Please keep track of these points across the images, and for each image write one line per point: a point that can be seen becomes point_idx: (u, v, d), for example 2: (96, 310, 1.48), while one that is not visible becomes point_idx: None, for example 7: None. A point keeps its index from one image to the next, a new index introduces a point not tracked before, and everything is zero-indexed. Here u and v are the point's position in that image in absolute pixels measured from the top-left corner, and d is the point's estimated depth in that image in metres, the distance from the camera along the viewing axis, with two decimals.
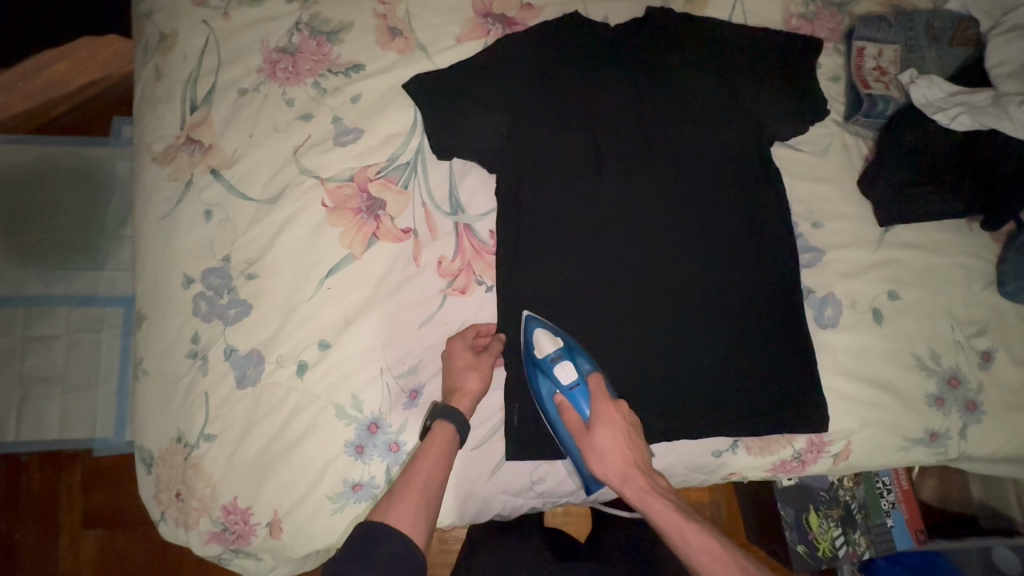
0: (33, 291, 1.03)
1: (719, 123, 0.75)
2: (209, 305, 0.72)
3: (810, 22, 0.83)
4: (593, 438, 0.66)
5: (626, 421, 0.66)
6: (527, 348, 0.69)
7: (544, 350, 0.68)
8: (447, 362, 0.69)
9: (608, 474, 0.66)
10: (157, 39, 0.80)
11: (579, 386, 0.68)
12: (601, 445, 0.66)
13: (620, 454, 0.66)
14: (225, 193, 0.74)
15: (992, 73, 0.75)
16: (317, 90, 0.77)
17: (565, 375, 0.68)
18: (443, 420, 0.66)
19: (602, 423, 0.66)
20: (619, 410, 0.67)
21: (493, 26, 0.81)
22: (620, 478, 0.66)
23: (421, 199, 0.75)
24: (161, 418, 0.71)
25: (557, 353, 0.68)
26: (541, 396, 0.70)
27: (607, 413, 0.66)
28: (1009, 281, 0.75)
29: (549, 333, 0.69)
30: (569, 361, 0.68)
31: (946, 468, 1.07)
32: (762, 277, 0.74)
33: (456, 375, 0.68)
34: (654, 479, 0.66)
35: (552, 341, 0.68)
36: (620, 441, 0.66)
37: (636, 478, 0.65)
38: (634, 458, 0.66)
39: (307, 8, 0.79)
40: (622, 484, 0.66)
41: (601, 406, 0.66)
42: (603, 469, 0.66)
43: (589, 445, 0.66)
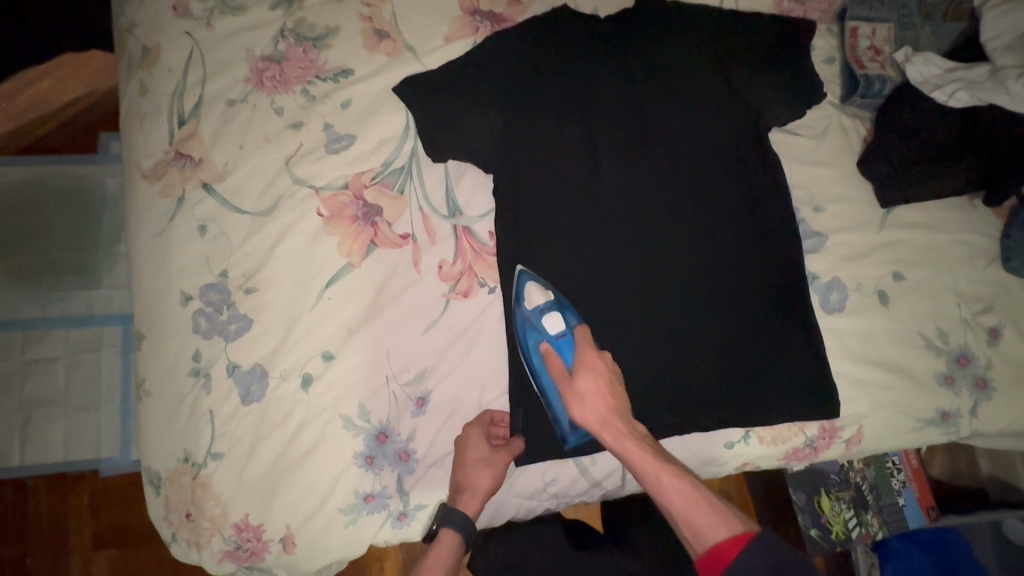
0: (29, 314, 1.02)
1: (715, 112, 0.74)
2: (209, 322, 0.70)
3: (801, 4, 0.82)
4: (576, 381, 0.64)
5: (608, 369, 0.65)
6: (519, 300, 0.69)
7: (534, 301, 0.68)
8: (460, 452, 0.69)
9: (586, 416, 0.63)
10: (139, 53, 0.78)
11: (566, 336, 0.67)
12: (584, 386, 0.63)
13: (602, 397, 0.63)
14: (218, 207, 0.73)
15: (989, 46, 0.74)
16: (306, 98, 0.76)
17: (553, 324, 0.67)
18: (446, 526, 0.66)
19: (587, 367, 0.64)
20: (602, 358, 0.65)
21: (481, 23, 0.79)
22: (599, 421, 0.62)
23: (418, 203, 0.74)
24: (166, 439, 0.70)
25: (547, 305, 0.68)
26: (526, 345, 0.69)
27: (591, 358, 0.65)
28: (1014, 256, 0.74)
29: (541, 286, 0.69)
30: (558, 314, 0.68)
31: (955, 444, 1.07)
32: (765, 264, 0.73)
33: (470, 470, 0.68)
34: (632, 423, 0.63)
35: (543, 294, 0.69)
36: (602, 385, 0.64)
37: (616, 421, 0.62)
38: (616, 400, 0.63)
39: (291, 15, 0.78)
40: (599, 426, 0.62)
41: (585, 353, 0.65)
42: (581, 410, 0.63)
43: (570, 388, 0.64)
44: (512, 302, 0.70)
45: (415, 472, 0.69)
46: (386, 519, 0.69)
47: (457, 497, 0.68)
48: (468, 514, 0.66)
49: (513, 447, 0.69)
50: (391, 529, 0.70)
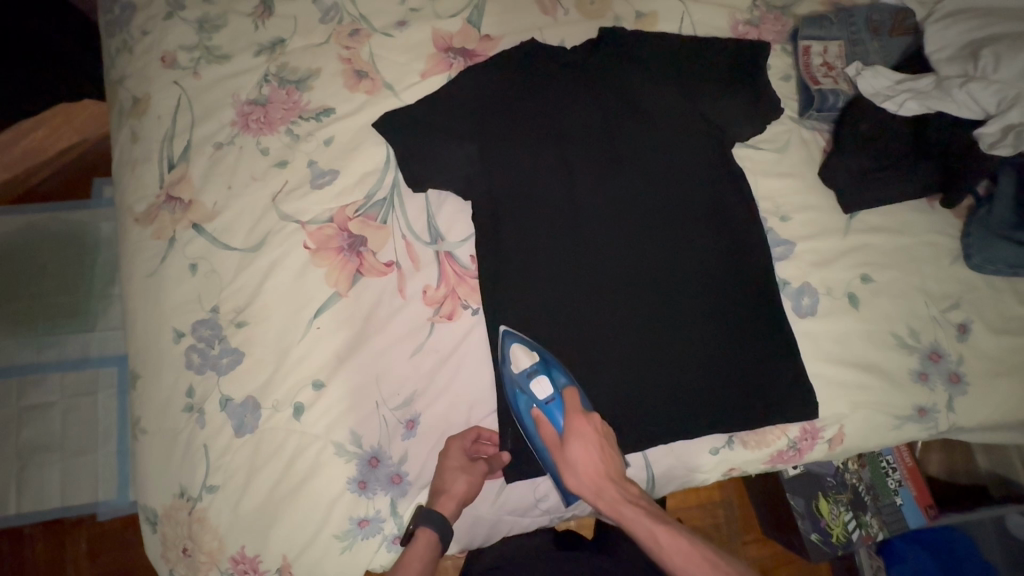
0: (26, 360, 1.03)
1: (682, 132, 0.78)
2: (201, 356, 0.72)
3: (756, 27, 0.86)
4: (566, 450, 0.68)
5: (598, 433, 0.68)
6: (505, 365, 0.71)
7: (521, 365, 0.70)
8: (440, 460, 0.70)
9: (581, 484, 0.68)
10: (130, 103, 0.82)
11: (555, 399, 0.71)
12: (575, 455, 0.68)
13: (593, 465, 0.68)
14: (208, 246, 0.76)
15: (933, 57, 0.79)
16: (291, 137, 0.79)
17: (542, 390, 0.70)
18: (423, 526, 0.66)
19: (575, 434, 0.68)
20: (591, 422, 0.69)
21: (455, 59, 0.83)
22: (593, 490, 0.68)
23: (401, 232, 0.77)
24: (162, 475, 0.71)
25: (533, 368, 0.70)
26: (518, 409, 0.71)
27: (579, 425, 0.68)
28: (975, 253, 0.77)
29: (526, 347, 0.71)
30: (545, 376, 0.70)
31: (948, 441, 1.08)
32: (738, 274, 0.76)
33: (447, 475, 0.69)
34: (625, 487, 0.68)
35: (530, 357, 0.70)
36: (593, 452, 0.68)
37: (608, 489, 0.67)
38: (607, 467, 0.68)
39: (274, 60, 0.82)
40: (595, 494, 0.68)
41: (574, 420, 0.69)
42: (577, 480, 0.68)
43: (563, 456, 0.68)
44: (501, 365, 0.72)
45: (408, 494, 0.70)
46: (381, 543, 0.70)
47: (434, 500, 0.68)
48: (446, 517, 0.67)
49: (494, 464, 0.71)
50: (386, 553, 0.70)
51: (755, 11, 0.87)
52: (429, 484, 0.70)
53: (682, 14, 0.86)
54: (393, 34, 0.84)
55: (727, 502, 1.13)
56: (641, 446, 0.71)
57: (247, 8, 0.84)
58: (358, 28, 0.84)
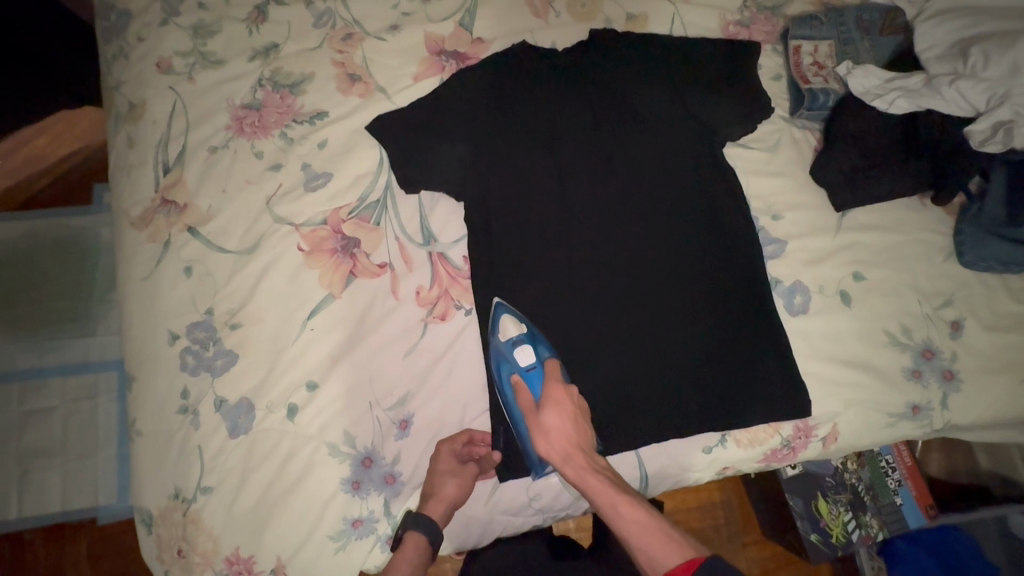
0: (26, 365, 1.04)
1: (672, 131, 0.79)
2: (196, 358, 0.73)
3: (746, 28, 0.87)
4: (541, 415, 0.67)
5: (575, 403, 0.68)
6: (493, 332, 0.72)
7: (508, 333, 0.71)
8: (431, 465, 0.71)
9: (550, 449, 0.66)
10: (126, 108, 0.83)
11: (536, 369, 0.71)
12: (548, 420, 0.67)
13: (564, 431, 0.66)
14: (203, 248, 0.76)
15: (923, 56, 0.79)
16: (284, 141, 0.80)
17: (524, 357, 0.71)
18: (412, 531, 0.67)
19: (551, 401, 0.68)
20: (570, 393, 0.68)
21: (447, 62, 0.84)
22: (560, 456, 0.66)
23: (394, 233, 0.77)
24: (157, 476, 0.72)
25: (520, 337, 0.71)
26: (499, 376, 0.72)
27: (557, 393, 0.68)
28: (966, 251, 0.77)
29: (515, 319, 0.72)
30: (530, 346, 0.71)
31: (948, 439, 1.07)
32: (730, 272, 0.76)
33: (436, 479, 0.69)
34: (593, 458, 0.66)
35: (517, 326, 0.71)
36: (567, 419, 0.67)
37: (576, 457, 0.65)
38: (579, 435, 0.66)
39: (268, 64, 0.83)
40: (562, 461, 0.66)
41: (553, 387, 0.69)
42: (546, 444, 0.66)
43: (537, 420, 0.67)
44: (488, 331, 0.73)
45: (401, 495, 0.71)
46: (375, 543, 0.70)
47: (423, 504, 0.69)
48: (437, 521, 0.68)
49: (484, 464, 0.72)
50: (379, 553, 0.70)
51: (745, 11, 0.88)
52: (421, 485, 0.71)
53: (672, 15, 0.86)
54: (385, 38, 0.84)
55: (727, 504, 1.12)
56: (634, 444, 0.72)
57: (241, 14, 0.85)
58: (351, 32, 0.84)
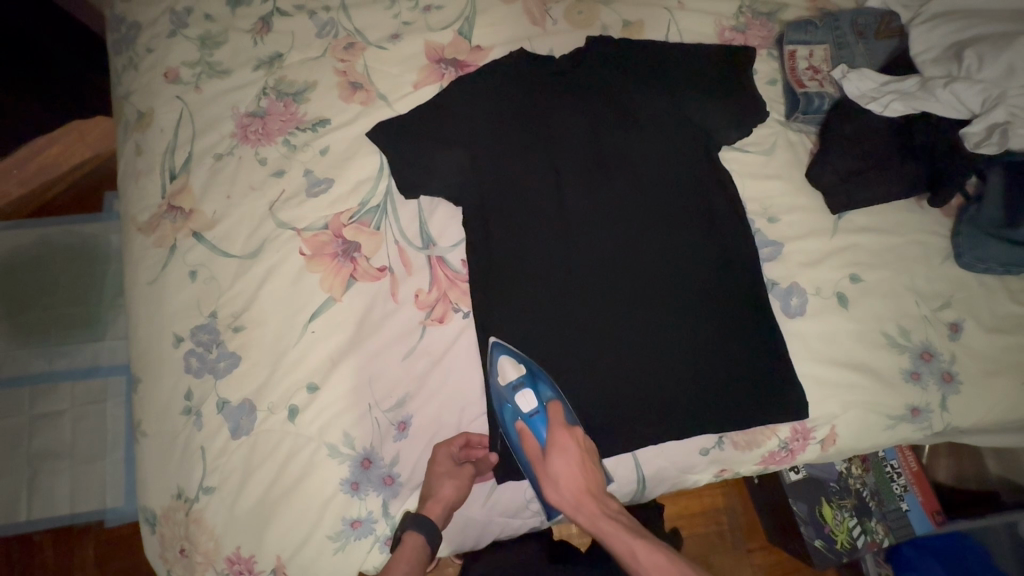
0: (37, 369, 1.06)
1: (669, 136, 0.80)
2: (200, 360, 0.74)
3: (742, 33, 0.88)
4: (548, 463, 0.70)
5: (580, 448, 0.70)
6: (493, 376, 0.72)
7: (507, 377, 0.72)
8: (428, 467, 0.71)
9: (562, 497, 0.70)
10: (135, 117, 0.85)
11: (539, 413, 0.72)
12: (556, 468, 0.70)
13: (574, 479, 0.69)
14: (207, 253, 0.78)
15: (918, 59, 0.80)
16: (288, 147, 0.82)
17: (526, 403, 0.72)
18: (411, 530, 0.67)
19: (557, 448, 0.70)
20: (574, 437, 0.70)
21: (446, 70, 0.86)
22: (573, 503, 0.69)
23: (394, 238, 0.78)
24: (161, 476, 0.73)
25: (520, 381, 0.71)
26: (503, 421, 0.73)
27: (561, 439, 0.70)
28: (965, 252, 0.77)
29: (514, 360, 0.72)
30: (531, 390, 0.72)
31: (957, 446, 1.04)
32: (726, 275, 0.76)
33: (434, 481, 0.70)
34: (603, 500, 0.69)
35: (516, 369, 0.72)
36: (574, 466, 0.69)
37: (587, 503, 0.69)
38: (588, 481, 0.69)
39: (272, 74, 0.85)
40: (575, 508, 0.69)
41: (557, 433, 0.70)
42: (557, 492, 0.70)
43: (545, 469, 0.70)
44: (488, 375, 0.73)
45: (399, 495, 0.72)
46: (373, 544, 0.71)
47: (422, 505, 0.69)
48: (435, 521, 0.68)
49: (481, 466, 0.73)
50: (378, 554, 0.71)
51: (741, 17, 0.89)
52: (420, 487, 0.71)
53: (668, 22, 0.87)
54: (386, 47, 0.86)
55: (730, 510, 1.11)
56: (630, 446, 0.72)
57: (247, 25, 0.88)
58: (353, 42, 0.86)
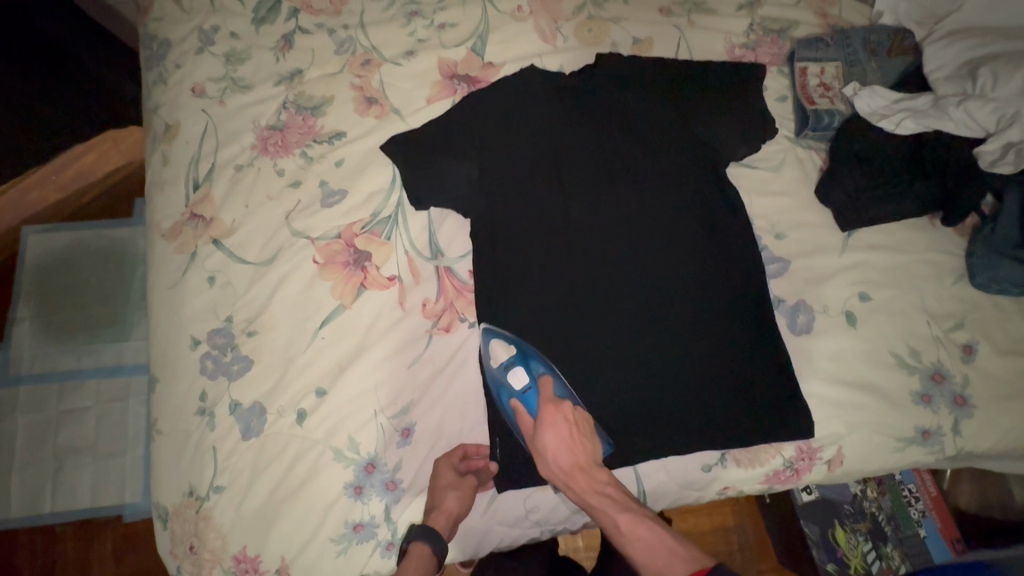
0: (66, 366, 1.11)
1: (674, 150, 0.80)
2: (214, 363, 0.77)
3: (752, 50, 0.88)
4: (538, 439, 0.70)
5: (569, 421, 0.70)
6: (486, 359, 0.74)
7: (498, 358, 0.73)
8: (431, 480, 0.72)
9: (553, 473, 0.69)
10: (162, 129, 0.89)
11: (531, 390, 0.72)
12: (545, 444, 0.69)
13: (562, 453, 0.69)
14: (225, 259, 0.81)
15: (932, 77, 0.79)
16: (305, 159, 0.85)
17: (518, 380, 0.72)
18: (418, 543, 0.68)
19: (547, 423, 0.70)
20: (564, 411, 0.70)
21: (459, 85, 0.88)
22: (563, 478, 0.69)
23: (403, 247, 0.80)
24: (173, 474, 0.76)
25: (510, 360, 0.73)
26: (499, 401, 0.74)
27: (550, 414, 0.70)
28: (979, 272, 0.76)
29: (504, 342, 0.74)
30: (521, 367, 0.73)
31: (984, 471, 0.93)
32: (732, 291, 0.76)
33: (438, 494, 0.71)
34: (593, 475, 0.68)
35: (506, 350, 0.73)
36: (562, 439, 0.69)
37: (576, 478, 0.68)
38: (577, 456, 0.68)
39: (292, 89, 0.88)
40: (565, 483, 0.68)
41: (547, 407, 0.70)
42: (547, 467, 0.69)
43: (535, 444, 0.70)
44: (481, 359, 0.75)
45: (401, 501, 0.73)
46: (375, 549, 0.72)
47: (428, 517, 0.71)
48: (439, 533, 0.69)
49: (482, 476, 0.74)
50: (380, 559, 0.72)
51: (751, 35, 0.89)
52: (423, 498, 0.72)
53: (678, 39, 0.88)
54: (401, 63, 0.89)
55: (740, 531, 1.09)
56: (632, 460, 0.72)
57: (270, 42, 0.92)
58: (370, 58, 0.90)
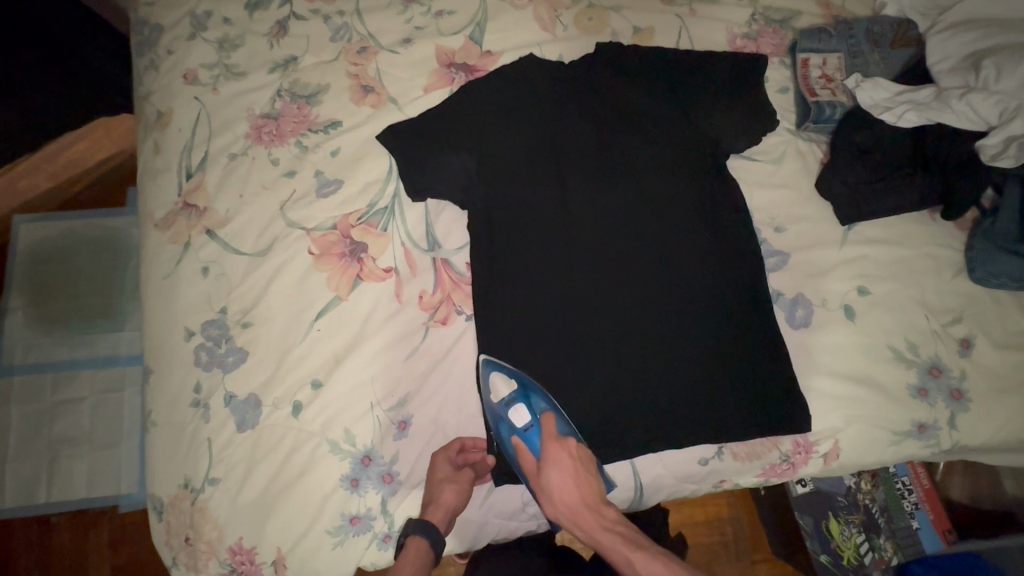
0: (60, 357, 1.10)
1: (673, 143, 0.79)
2: (209, 354, 0.76)
3: (754, 41, 0.87)
4: (543, 477, 0.71)
5: (574, 460, 0.70)
6: (486, 393, 0.73)
7: (500, 394, 0.72)
8: (428, 474, 0.72)
9: (560, 512, 0.71)
10: (155, 117, 0.88)
11: (533, 427, 0.73)
12: (551, 483, 0.71)
13: (569, 492, 0.70)
14: (220, 250, 0.80)
15: (935, 69, 0.79)
16: (300, 148, 0.84)
17: (520, 418, 0.72)
18: (415, 536, 0.68)
19: (552, 463, 0.70)
20: (568, 449, 0.71)
21: (457, 74, 0.87)
22: (572, 517, 0.71)
23: (400, 239, 0.79)
24: (168, 466, 0.75)
25: (512, 397, 0.72)
26: (500, 435, 0.74)
27: (555, 452, 0.70)
28: (978, 266, 0.76)
29: (505, 376, 0.73)
30: (523, 404, 0.72)
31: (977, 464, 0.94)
32: (731, 285, 0.76)
33: (435, 487, 0.71)
34: (601, 513, 0.70)
35: (508, 385, 0.72)
36: (569, 479, 0.70)
37: (585, 516, 0.70)
38: (585, 495, 0.70)
39: (287, 76, 0.87)
40: (573, 521, 0.71)
41: (551, 446, 0.71)
42: (554, 507, 0.71)
43: (540, 484, 0.71)
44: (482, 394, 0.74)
45: (398, 493, 0.73)
46: (371, 541, 0.72)
47: (425, 511, 0.71)
48: (437, 527, 0.70)
49: (479, 469, 0.75)
50: (377, 551, 0.72)
51: (753, 25, 0.88)
52: (422, 492, 0.72)
53: (679, 29, 0.87)
54: (398, 51, 0.88)
55: (735, 522, 1.10)
56: (629, 453, 0.72)
57: (264, 29, 0.90)
58: (366, 46, 0.88)
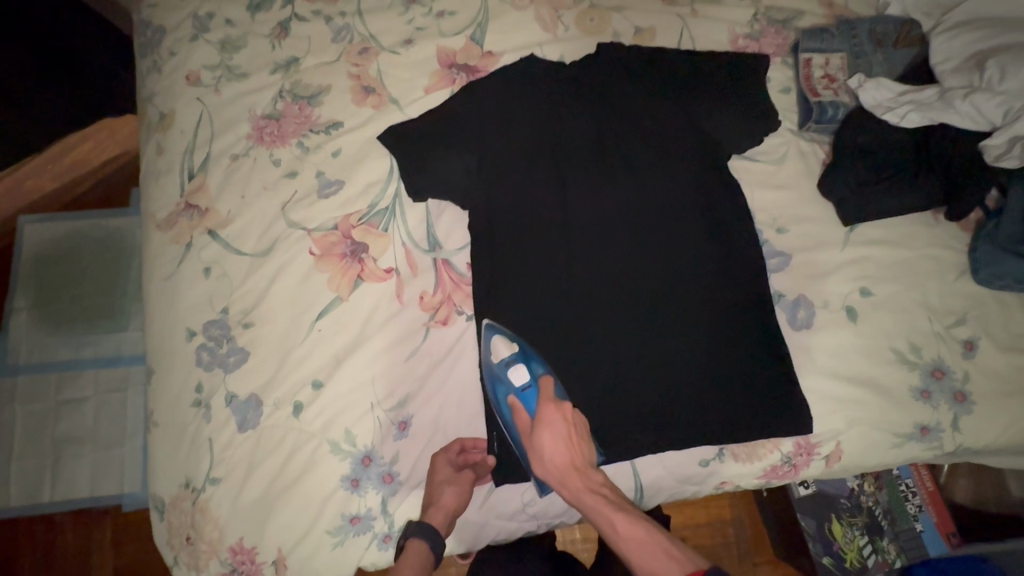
0: (64, 357, 1.11)
1: (673, 144, 0.79)
2: (210, 354, 0.77)
3: (756, 41, 0.87)
4: (535, 437, 0.70)
5: (567, 423, 0.69)
6: (486, 353, 0.73)
7: (500, 354, 0.73)
8: (428, 476, 0.72)
9: (548, 472, 0.70)
10: (157, 118, 0.88)
11: (530, 388, 0.72)
12: (542, 443, 0.69)
13: (559, 453, 0.69)
14: (221, 250, 0.81)
15: (939, 69, 0.78)
16: (301, 149, 0.84)
17: (518, 377, 0.72)
18: (415, 538, 0.68)
19: (545, 423, 0.69)
20: (563, 412, 0.70)
21: (457, 75, 0.87)
22: (559, 478, 0.69)
23: (401, 240, 0.79)
24: (170, 465, 0.76)
25: (512, 357, 0.73)
26: (495, 396, 0.73)
27: (549, 414, 0.69)
28: (982, 268, 0.75)
29: (507, 338, 0.73)
30: (523, 365, 0.72)
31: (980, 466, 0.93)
32: (732, 285, 0.75)
33: (435, 489, 0.71)
34: (590, 477, 0.68)
35: (509, 347, 0.73)
36: (560, 440, 0.69)
37: (572, 478, 0.68)
38: (574, 457, 0.69)
39: (288, 77, 0.87)
40: (560, 482, 0.69)
41: (546, 407, 0.70)
42: (543, 466, 0.69)
43: (532, 443, 0.70)
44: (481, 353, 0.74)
45: (399, 493, 0.73)
46: (371, 541, 0.72)
47: (425, 513, 0.71)
48: (438, 530, 0.70)
49: (480, 469, 0.74)
50: (377, 551, 0.72)
51: (755, 25, 0.88)
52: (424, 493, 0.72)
53: (680, 29, 0.87)
54: (400, 52, 0.88)
55: (736, 524, 1.09)
56: (629, 455, 0.72)
57: (266, 30, 0.90)
58: (367, 47, 0.88)
